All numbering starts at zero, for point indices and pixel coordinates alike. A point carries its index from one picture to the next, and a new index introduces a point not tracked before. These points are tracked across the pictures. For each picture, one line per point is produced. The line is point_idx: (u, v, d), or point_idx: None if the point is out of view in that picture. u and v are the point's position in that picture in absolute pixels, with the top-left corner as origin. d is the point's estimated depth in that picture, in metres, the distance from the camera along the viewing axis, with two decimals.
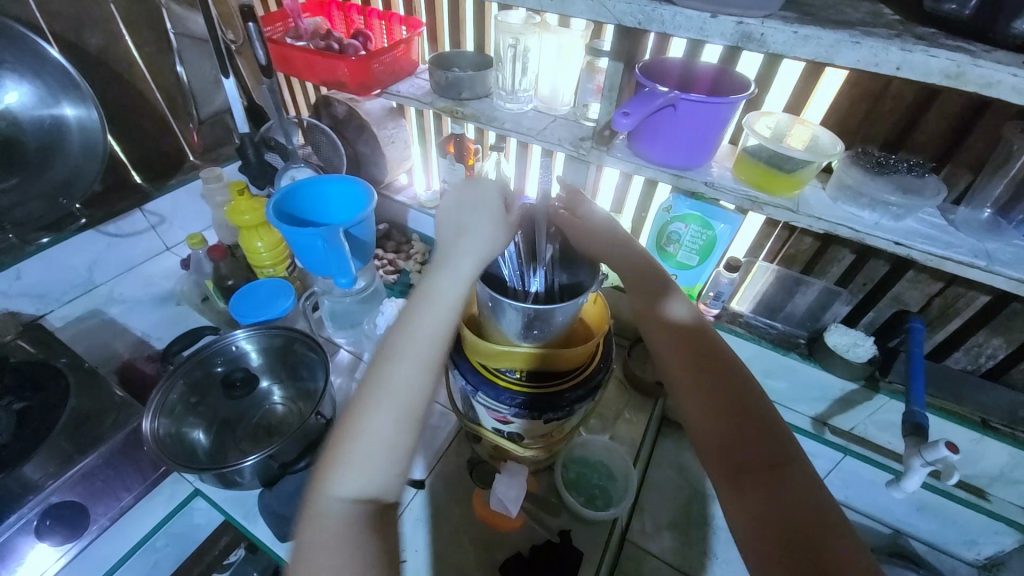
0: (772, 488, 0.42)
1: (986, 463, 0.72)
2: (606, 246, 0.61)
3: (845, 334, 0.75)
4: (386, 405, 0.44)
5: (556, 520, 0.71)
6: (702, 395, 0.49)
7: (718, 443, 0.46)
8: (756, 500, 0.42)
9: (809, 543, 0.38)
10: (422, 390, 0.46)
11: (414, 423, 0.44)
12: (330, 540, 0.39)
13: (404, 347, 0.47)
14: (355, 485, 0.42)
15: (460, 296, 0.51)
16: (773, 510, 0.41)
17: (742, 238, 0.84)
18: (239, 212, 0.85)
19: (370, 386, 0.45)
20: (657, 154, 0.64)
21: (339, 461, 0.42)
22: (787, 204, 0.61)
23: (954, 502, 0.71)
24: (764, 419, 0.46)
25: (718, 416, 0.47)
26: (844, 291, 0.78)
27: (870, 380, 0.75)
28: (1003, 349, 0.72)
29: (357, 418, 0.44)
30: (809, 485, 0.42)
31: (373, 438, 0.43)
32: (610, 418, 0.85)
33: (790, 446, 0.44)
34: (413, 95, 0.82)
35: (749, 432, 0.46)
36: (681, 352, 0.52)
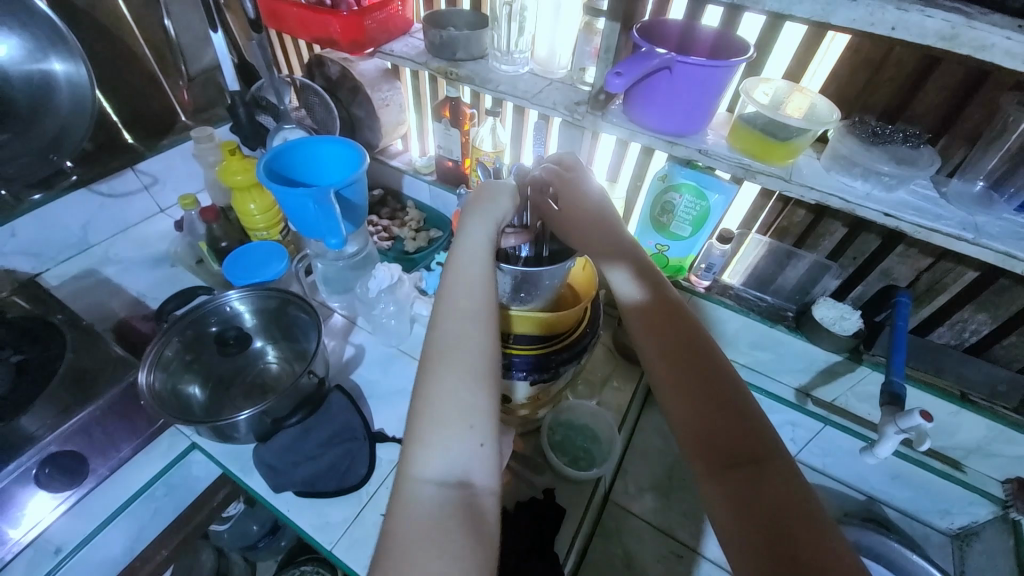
0: (750, 483, 0.40)
1: (963, 435, 0.74)
2: (597, 237, 0.59)
3: (832, 308, 0.76)
4: (451, 375, 0.46)
5: (540, 479, 0.74)
6: (681, 386, 0.47)
7: (696, 434, 0.45)
8: (732, 495, 0.40)
9: (786, 541, 0.37)
10: (484, 356, 0.48)
11: (481, 388, 0.46)
12: (422, 525, 0.40)
13: (451, 321, 0.50)
14: (441, 463, 0.43)
15: (486, 266, 0.54)
16: (749, 505, 0.39)
17: (736, 209, 0.84)
18: (232, 172, 0.85)
19: (431, 363, 0.48)
20: (651, 119, 0.63)
21: (421, 442, 0.44)
22: (780, 173, 0.60)
23: (928, 471, 0.73)
24: (744, 411, 0.45)
25: (698, 408, 0.46)
26: (835, 265, 0.78)
27: (854, 352, 0.76)
28: (988, 325, 0.73)
29: (426, 395, 0.46)
30: (791, 479, 0.40)
31: (448, 409, 0.45)
32: (598, 385, 0.87)
33: (770, 440, 0.43)
34: (407, 54, 0.80)
35: (729, 424, 0.44)
36: (663, 340, 0.50)
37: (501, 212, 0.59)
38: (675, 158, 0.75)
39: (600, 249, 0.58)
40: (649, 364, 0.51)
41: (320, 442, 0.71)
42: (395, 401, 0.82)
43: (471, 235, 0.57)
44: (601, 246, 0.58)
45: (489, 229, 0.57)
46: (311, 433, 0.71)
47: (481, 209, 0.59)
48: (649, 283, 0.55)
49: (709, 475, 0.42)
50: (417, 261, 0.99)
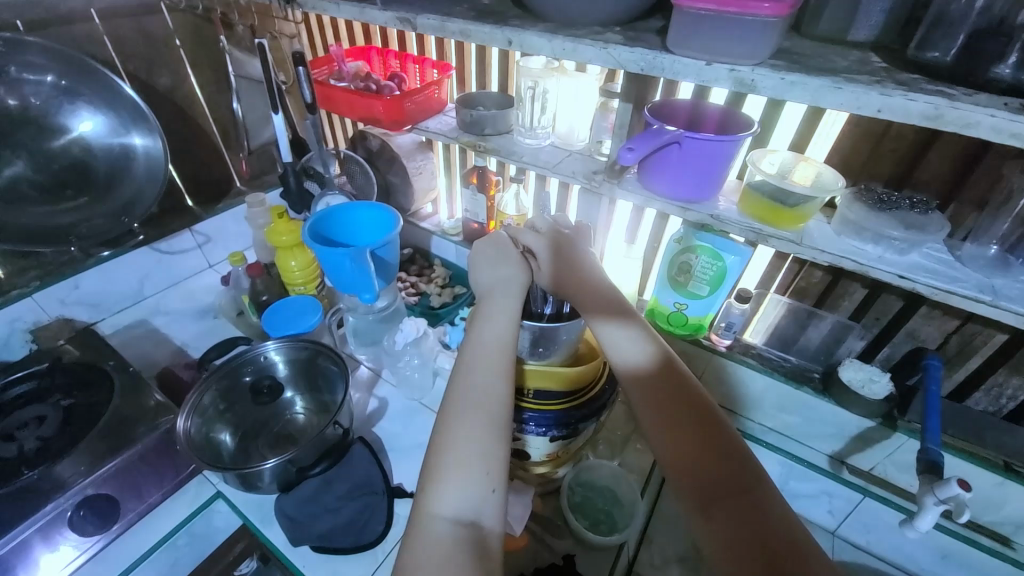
0: (741, 515, 0.43)
1: (1012, 510, 0.69)
2: (590, 293, 0.61)
3: (860, 369, 0.75)
4: (470, 417, 0.49)
5: (560, 543, 0.72)
6: (671, 427, 0.50)
7: (688, 471, 0.47)
8: (724, 528, 0.43)
9: (779, 569, 0.38)
10: (503, 402, 0.51)
11: (500, 433, 0.49)
12: (437, 560, 0.40)
13: (473, 364, 0.54)
14: (456, 502, 0.44)
15: (512, 321, 0.59)
16: (741, 536, 0.41)
17: (753, 270, 0.86)
18: (278, 233, 0.93)
19: (453, 405, 0.50)
20: (664, 187, 0.68)
21: (439, 479, 0.45)
22: (792, 236, 0.63)
23: (980, 551, 0.67)
24: (729, 446, 0.48)
25: (686, 447, 0.49)
26: (858, 325, 0.77)
27: (887, 419, 0.73)
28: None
29: (446, 434, 0.48)
30: (774, 510, 0.42)
31: (466, 450, 0.46)
32: (619, 445, 0.86)
33: (755, 473, 0.46)
34: (440, 130, 0.89)
35: (716, 459, 0.47)
36: (649, 385, 0.54)
37: (517, 272, 0.65)
38: (689, 221, 0.79)
39: (598, 305, 0.60)
40: (638, 412, 0.53)
41: (340, 495, 0.71)
42: (414, 456, 0.82)
43: (496, 294, 0.63)
44: (599, 304, 0.60)
45: (510, 289, 0.63)
46: (333, 485, 0.72)
47: (499, 270, 0.65)
48: (645, 335, 0.57)
49: (700, 516, 0.45)
50: (443, 316, 1.02)
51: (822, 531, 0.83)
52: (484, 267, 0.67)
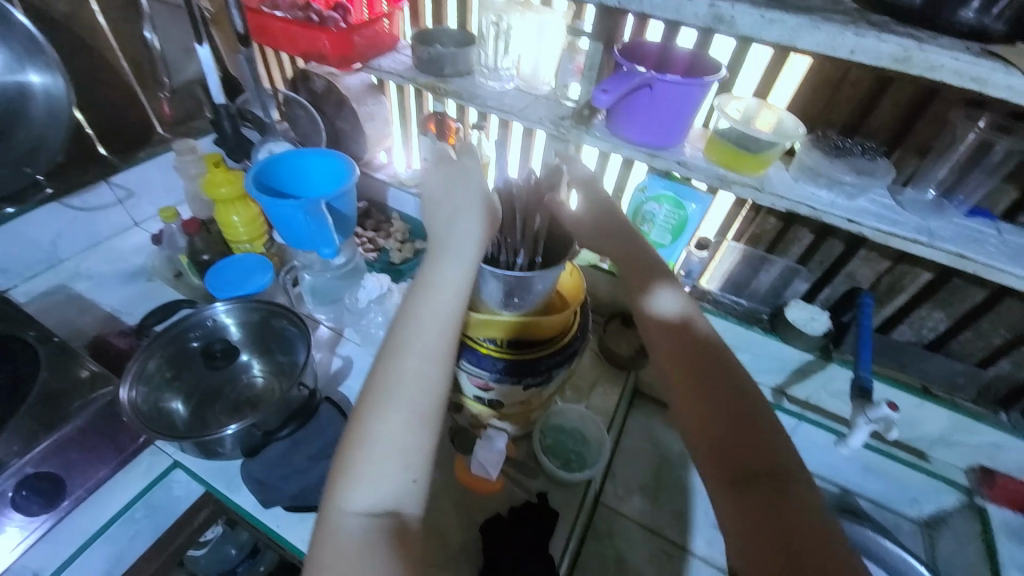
0: (774, 497, 0.43)
1: (926, 428, 0.79)
2: (616, 242, 0.65)
3: (803, 309, 0.81)
4: (395, 409, 0.48)
5: (533, 482, 0.75)
6: (699, 396, 0.51)
7: (708, 441, 0.49)
8: (745, 505, 0.44)
9: (802, 550, 0.40)
10: (432, 389, 0.50)
11: (427, 429, 0.48)
12: (347, 553, 0.41)
13: (408, 344, 0.52)
14: (371, 496, 0.45)
15: (461, 290, 0.55)
16: (765, 512, 0.43)
17: (711, 219, 0.89)
18: (216, 184, 0.84)
19: (376, 395, 0.49)
20: (632, 133, 0.66)
21: (354, 476, 0.45)
22: (752, 182, 0.65)
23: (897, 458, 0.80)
24: (755, 416, 0.49)
25: (710, 414, 0.50)
26: (803, 269, 0.84)
27: (824, 351, 0.81)
28: (944, 322, 0.79)
29: (365, 427, 0.47)
30: (803, 492, 0.44)
31: (385, 443, 0.46)
32: (585, 389, 0.90)
33: (786, 452, 0.47)
34: (394, 70, 0.81)
35: (749, 436, 0.48)
36: (681, 350, 0.54)
37: (475, 229, 0.59)
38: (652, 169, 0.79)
39: (627, 269, 0.63)
40: (665, 377, 0.54)
41: (311, 455, 0.70)
42: None
43: (441, 260, 0.57)
44: (633, 265, 0.63)
45: (469, 244, 0.57)
46: (302, 446, 0.70)
47: (459, 221, 0.60)
48: (678, 301, 0.58)
49: (723, 489, 0.46)
50: (405, 272, 0.99)
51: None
52: (442, 221, 0.61)
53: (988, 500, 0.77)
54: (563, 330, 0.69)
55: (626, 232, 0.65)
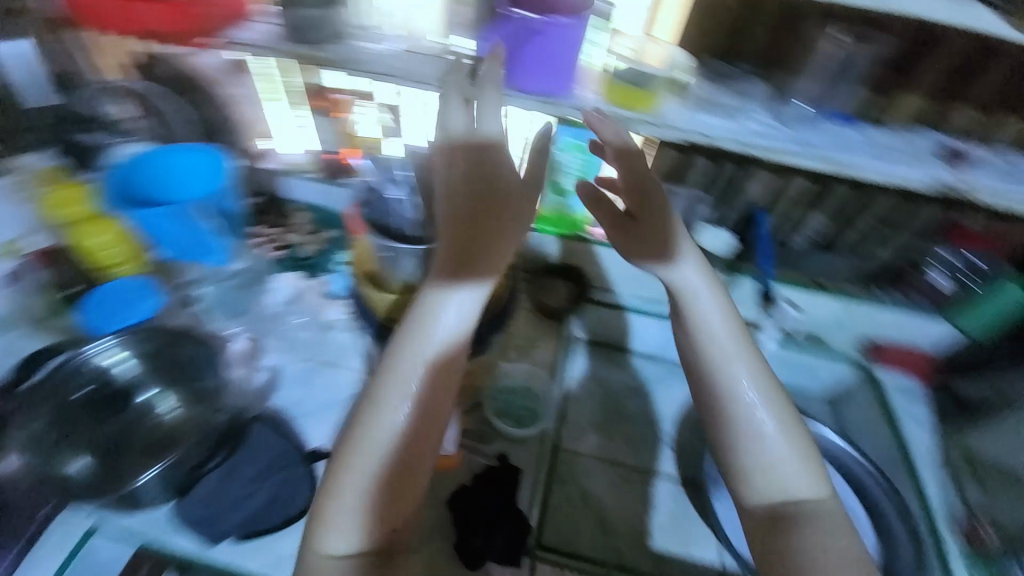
0: (774, 514, 0.54)
1: (820, 318, 0.92)
2: (637, 198, 0.69)
3: (714, 234, 0.90)
4: (368, 459, 0.55)
5: (490, 447, 0.78)
6: (741, 433, 0.57)
7: (743, 470, 0.57)
8: (772, 527, 0.54)
9: (776, 553, 0.52)
10: (401, 440, 0.56)
11: (394, 475, 0.56)
12: None
13: (384, 396, 0.57)
14: (346, 538, 0.53)
15: (433, 334, 0.59)
16: (758, 521, 0.55)
17: (617, 159, 0.87)
18: (63, 202, 0.71)
19: (353, 446, 0.56)
20: (525, 83, 0.66)
21: (330, 523, 0.53)
22: (648, 118, 0.65)
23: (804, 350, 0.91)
24: (766, 431, 0.57)
25: (735, 429, 0.58)
26: (706, 194, 0.88)
27: (732, 266, 0.91)
28: (826, 223, 0.88)
29: (343, 478, 0.54)
30: (797, 507, 0.54)
31: (359, 493, 0.54)
32: (525, 346, 0.91)
33: (794, 473, 0.56)
34: (256, 39, 0.70)
35: (788, 475, 0.55)
36: (712, 359, 0.61)
37: (444, 208, 0.62)
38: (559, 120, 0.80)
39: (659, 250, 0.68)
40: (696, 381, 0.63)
41: (252, 477, 0.67)
42: (326, 415, 0.78)
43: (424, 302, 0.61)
44: (648, 249, 0.69)
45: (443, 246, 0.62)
46: (237, 471, 0.67)
47: (443, 203, 0.63)
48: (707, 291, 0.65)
49: (738, 498, 0.57)
50: (317, 265, 0.91)
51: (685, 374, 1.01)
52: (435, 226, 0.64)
53: (881, 367, 0.92)
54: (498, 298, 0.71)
55: (653, 188, 0.67)
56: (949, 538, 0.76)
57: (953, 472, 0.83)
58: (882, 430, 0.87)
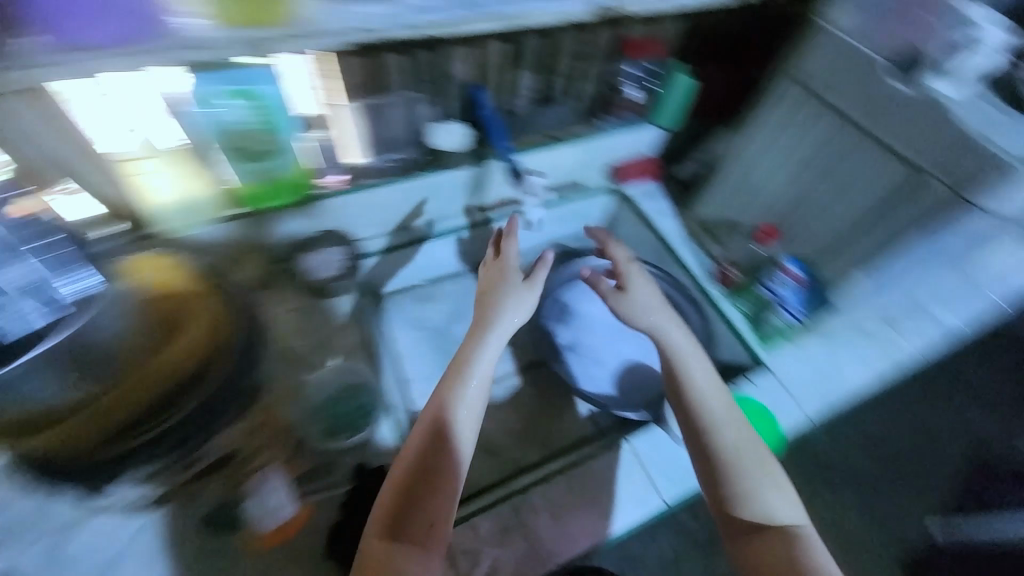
0: (767, 541, 0.59)
1: (567, 166, 0.99)
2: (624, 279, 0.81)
3: (443, 130, 0.86)
4: (421, 458, 0.62)
5: (338, 473, 0.69)
6: (733, 461, 0.63)
7: (745, 495, 0.61)
8: (768, 545, 0.59)
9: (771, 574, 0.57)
10: (445, 447, 0.63)
11: (437, 480, 0.61)
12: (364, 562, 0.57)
13: (438, 409, 0.65)
14: (392, 523, 0.59)
15: (482, 364, 0.70)
16: (755, 547, 0.59)
17: (302, 94, 0.71)
18: None
19: (410, 449, 0.64)
20: (81, 24, 0.46)
21: (386, 510, 0.60)
22: (284, 30, 0.53)
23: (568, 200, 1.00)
24: (743, 455, 0.63)
25: (727, 459, 0.63)
26: (418, 94, 0.81)
27: (478, 153, 0.90)
28: (535, 78, 0.88)
29: (402, 472, 0.62)
30: (780, 530, 0.59)
31: (409, 487, 0.60)
32: (324, 341, 0.82)
33: (768, 489, 0.62)
34: None
35: (775, 499, 0.61)
36: (694, 405, 0.67)
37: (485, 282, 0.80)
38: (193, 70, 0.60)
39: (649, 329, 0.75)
40: (686, 426, 0.67)
41: None
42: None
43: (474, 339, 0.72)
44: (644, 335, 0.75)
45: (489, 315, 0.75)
46: None
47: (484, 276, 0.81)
48: (688, 345, 0.73)
49: (732, 531, 0.61)
50: None
51: (477, 270, 1.07)
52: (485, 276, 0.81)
53: (622, 183, 1.05)
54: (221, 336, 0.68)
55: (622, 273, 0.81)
56: (711, 286, 0.94)
57: (699, 239, 1.02)
58: (645, 233, 1.03)
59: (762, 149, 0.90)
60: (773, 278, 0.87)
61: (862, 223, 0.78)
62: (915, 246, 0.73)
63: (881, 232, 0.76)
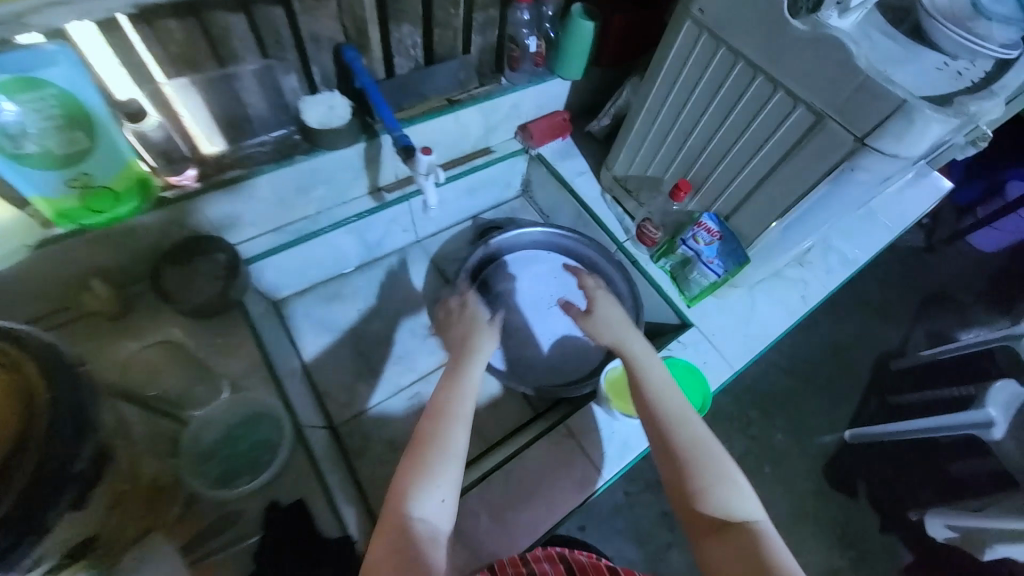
0: (740, 549, 0.49)
1: (474, 130, 0.90)
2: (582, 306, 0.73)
3: (317, 103, 0.73)
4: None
5: (247, 518, 0.61)
6: (688, 460, 0.55)
7: (700, 495, 0.53)
8: (733, 546, 0.50)
9: None
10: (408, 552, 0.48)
11: None
12: None
13: (402, 504, 0.51)
14: None
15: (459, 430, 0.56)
16: (733, 561, 0.49)
17: (113, 76, 0.59)
18: None
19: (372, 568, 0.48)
20: None
21: None
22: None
23: (479, 168, 0.94)
24: (702, 449, 0.56)
25: (687, 457, 0.55)
26: (275, 61, 0.69)
27: (366, 128, 0.78)
28: (417, 32, 0.78)
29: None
30: (753, 534, 0.50)
31: None
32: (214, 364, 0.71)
33: (733, 486, 0.54)
34: None
35: (730, 495, 0.53)
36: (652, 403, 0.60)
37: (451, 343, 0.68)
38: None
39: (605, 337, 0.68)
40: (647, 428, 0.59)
41: None
42: None
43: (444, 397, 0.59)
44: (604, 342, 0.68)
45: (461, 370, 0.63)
46: None
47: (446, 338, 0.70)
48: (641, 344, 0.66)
49: (707, 544, 0.51)
50: None
51: (392, 256, 0.99)
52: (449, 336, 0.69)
53: (537, 147, 0.98)
54: (27, 388, 0.42)
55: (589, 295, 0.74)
56: (636, 248, 0.91)
57: (614, 197, 0.95)
58: (563, 196, 0.98)
59: (657, 97, 0.78)
60: (689, 232, 0.80)
61: (764, 176, 0.70)
62: (820, 194, 0.65)
63: (779, 184, 0.68)
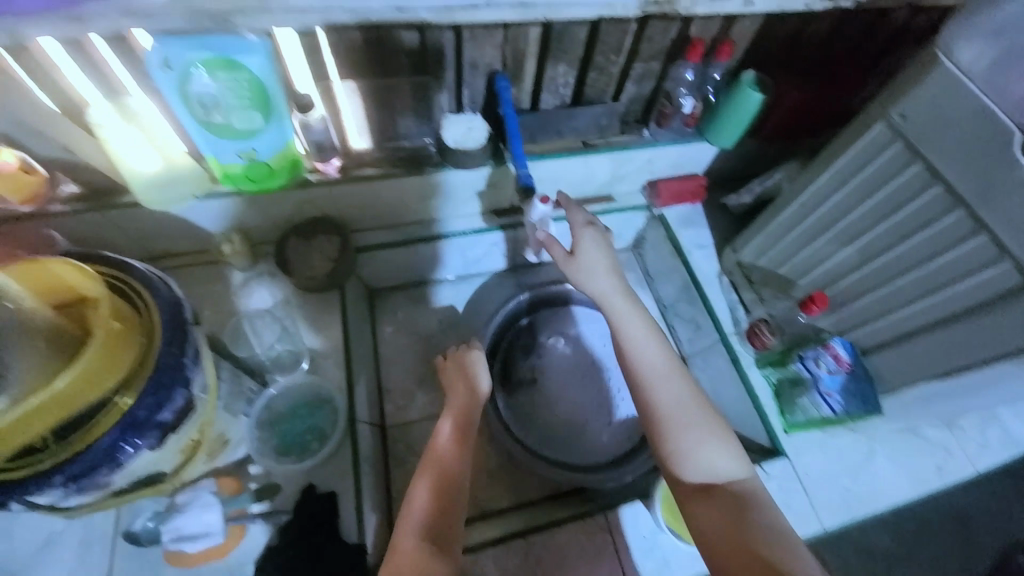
0: (727, 510, 0.52)
1: (600, 176, 0.87)
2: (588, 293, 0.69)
3: (458, 123, 0.76)
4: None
5: (286, 494, 0.65)
6: (676, 425, 0.57)
7: (685, 458, 0.56)
8: (718, 507, 0.53)
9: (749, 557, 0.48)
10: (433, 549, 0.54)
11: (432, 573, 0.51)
12: None
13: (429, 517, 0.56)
14: None
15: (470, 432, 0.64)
16: (718, 523, 0.51)
17: (297, 68, 0.66)
18: None
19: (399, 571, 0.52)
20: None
21: None
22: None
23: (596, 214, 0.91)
24: (692, 413, 0.58)
25: (674, 419, 0.57)
26: (432, 79, 0.72)
27: (496, 154, 0.79)
28: (572, 73, 0.77)
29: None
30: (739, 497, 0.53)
31: None
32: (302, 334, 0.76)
33: (720, 445, 0.56)
34: None
35: (716, 459, 0.56)
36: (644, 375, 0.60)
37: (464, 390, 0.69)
38: (156, 31, 0.53)
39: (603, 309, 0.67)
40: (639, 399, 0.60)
41: None
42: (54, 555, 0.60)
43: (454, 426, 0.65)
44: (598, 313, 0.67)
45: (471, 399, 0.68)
46: None
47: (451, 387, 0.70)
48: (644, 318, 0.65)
49: (692, 504, 0.54)
50: None
51: (484, 275, 0.99)
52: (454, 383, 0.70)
53: (662, 207, 0.92)
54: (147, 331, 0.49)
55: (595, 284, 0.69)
56: (739, 343, 0.80)
57: (733, 282, 0.85)
58: (675, 265, 0.91)
59: (812, 199, 0.67)
60: (812, 352, 0.73)
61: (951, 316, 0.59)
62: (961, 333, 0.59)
63: (958, 338, 0.59)
